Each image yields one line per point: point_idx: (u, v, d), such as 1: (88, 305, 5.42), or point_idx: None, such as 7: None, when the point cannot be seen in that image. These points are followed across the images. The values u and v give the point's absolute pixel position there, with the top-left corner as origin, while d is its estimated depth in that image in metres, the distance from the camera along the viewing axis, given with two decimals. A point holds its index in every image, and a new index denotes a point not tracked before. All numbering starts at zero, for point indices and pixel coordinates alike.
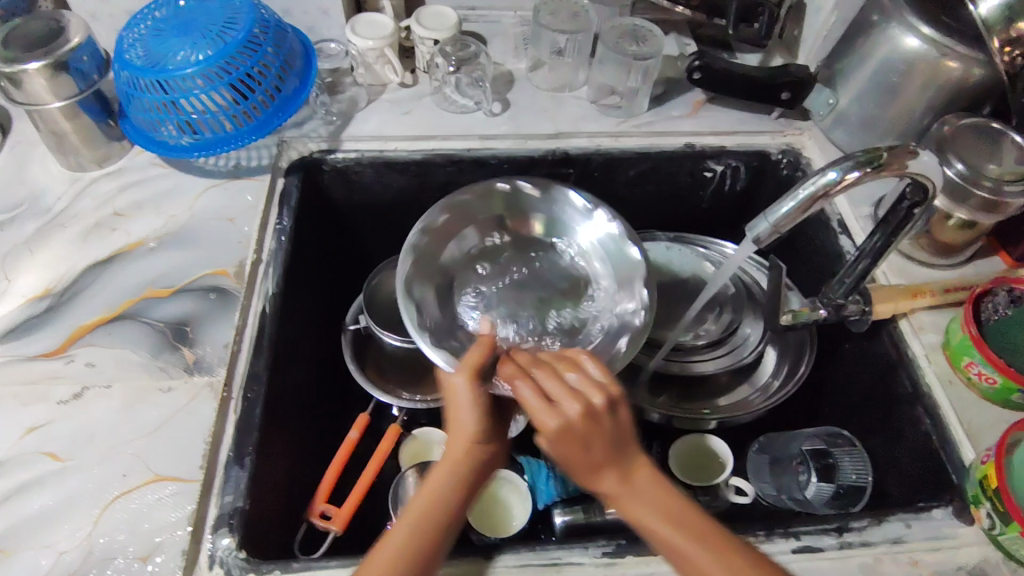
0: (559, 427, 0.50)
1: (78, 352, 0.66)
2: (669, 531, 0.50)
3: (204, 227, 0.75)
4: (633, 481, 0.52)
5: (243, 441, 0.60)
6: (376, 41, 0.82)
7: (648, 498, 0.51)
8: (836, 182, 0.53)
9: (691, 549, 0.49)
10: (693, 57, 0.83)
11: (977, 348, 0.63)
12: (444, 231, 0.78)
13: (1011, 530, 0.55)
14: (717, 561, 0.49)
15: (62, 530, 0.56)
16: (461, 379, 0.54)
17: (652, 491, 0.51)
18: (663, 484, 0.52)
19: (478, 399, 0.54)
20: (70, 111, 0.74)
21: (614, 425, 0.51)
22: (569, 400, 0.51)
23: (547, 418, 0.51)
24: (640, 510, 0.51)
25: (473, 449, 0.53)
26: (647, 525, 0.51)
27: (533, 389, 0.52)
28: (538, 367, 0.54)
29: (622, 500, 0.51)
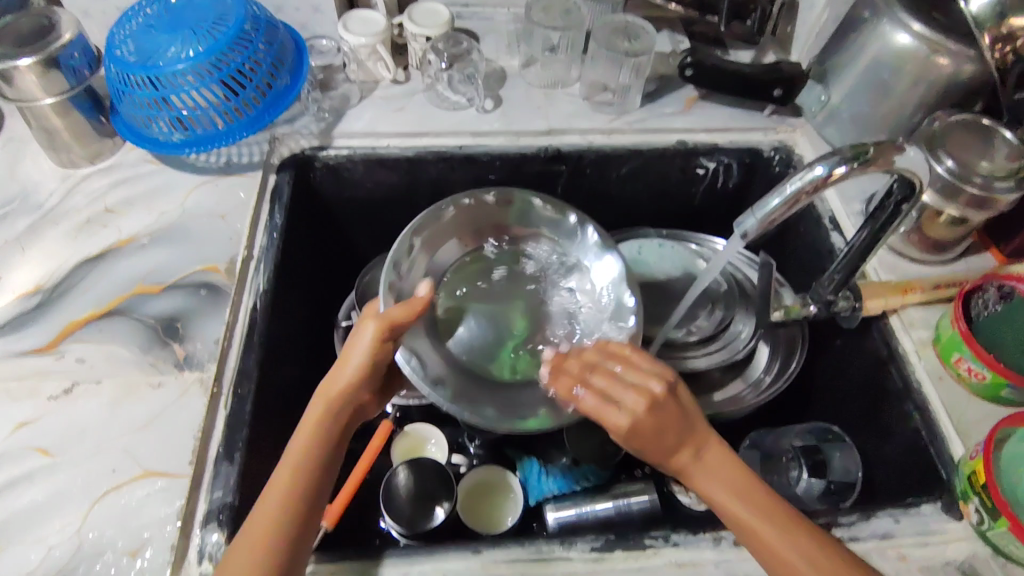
0: (623, 419, 0.55)
1: (69, 348, 0.66)
2: (749, 513, 0.53)
3: (196, 223, 0.75)
4: (708, 465, 0.56)
5: (233, 437, 0.59)
6: (369, 38, 0.82)
7: (728, 481, 0.55)
8: (823, 177, 0.54)
9: (766, 531, 0.52)
10: (685, 54, 0.83)
11: (967, 344, 0.63)
12: (439, 233, 0.76)
13: (999, 525, 0.55)
14: (793, 545, 0.51)
15: (51, 525, 0.56)
16: (371, 326, 0.59)
17: (724, 473, 0.55)
18: (737, 468, 0.56)
19: (375, 347, 0.59)
20: (61, 108, 0.74)
21: (682, 415, 0.56)
22: (633, 395, 0.56)
23: (613, 411, 0.56)
24: (717, 495, 0.55)
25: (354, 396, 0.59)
26: (723, 502, 0.54)
27: (597, 389, 0.57)
28: (596, 368, 0.59)
29: (696, 479, 0.56)
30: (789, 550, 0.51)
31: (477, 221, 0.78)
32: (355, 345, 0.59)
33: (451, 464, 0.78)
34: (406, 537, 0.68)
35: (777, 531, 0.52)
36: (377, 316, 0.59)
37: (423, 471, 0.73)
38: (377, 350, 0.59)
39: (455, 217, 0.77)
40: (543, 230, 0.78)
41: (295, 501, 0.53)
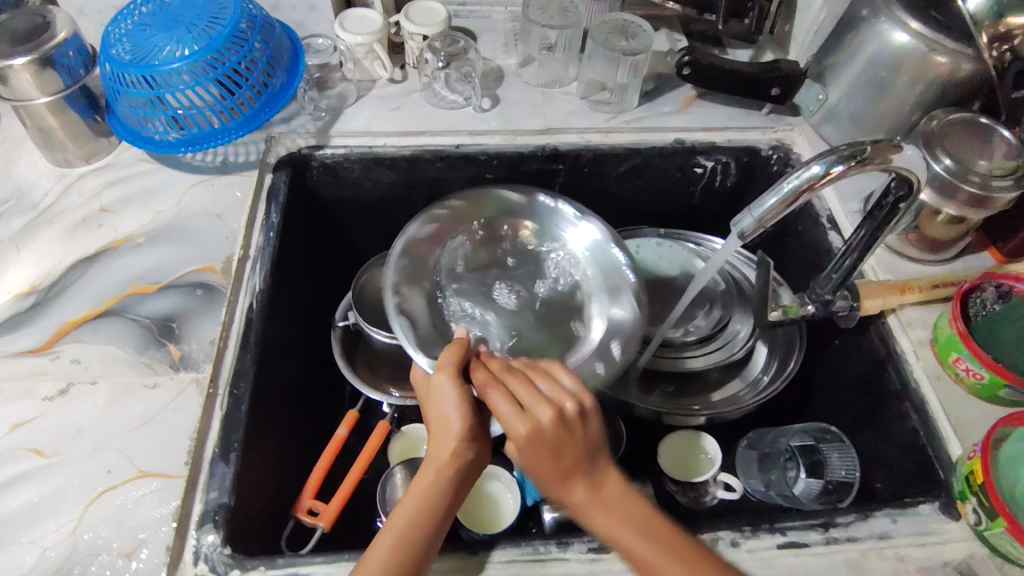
0: (530, 445, 0.52)
1: (64, 349, 0.66)
2: (652, 552, 0.50)
3: (192, 222, 0.75)
4: (607, 499, 0.53)
5: (228, 438, 0.60)
6: (366, 37, 0.82)
7: (627, 513, 0.52)
8: (820, 175, 0.53)
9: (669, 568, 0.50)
10: (682, 53, 0.83)
11: (965, 344, 0.63)
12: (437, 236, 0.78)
13: (997, 525, 0.55)
14: None
15: (46, 526, 0.55)
16: (447, 381, 0.56)
17: (623, 504, 0.52)
18: (634, 498, 0.53)
19: (463, 396, 0.55)
20: (56, 107, 0.74)
21: (585, 443, 0.53)
22: (534, 419, 0.52)
23: (523, 431, 0.51)
24: (619, 528, 0.51)
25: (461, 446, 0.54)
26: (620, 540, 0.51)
27: (508, 398, 0.53)
28: (509, 378, 0.55)
29: (591, 512, 0.52)
30: None
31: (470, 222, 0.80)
32: (443, 398, 0.56)
33: None
34: None
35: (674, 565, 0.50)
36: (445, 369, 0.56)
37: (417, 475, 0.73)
38: (466, 399, 0.55)
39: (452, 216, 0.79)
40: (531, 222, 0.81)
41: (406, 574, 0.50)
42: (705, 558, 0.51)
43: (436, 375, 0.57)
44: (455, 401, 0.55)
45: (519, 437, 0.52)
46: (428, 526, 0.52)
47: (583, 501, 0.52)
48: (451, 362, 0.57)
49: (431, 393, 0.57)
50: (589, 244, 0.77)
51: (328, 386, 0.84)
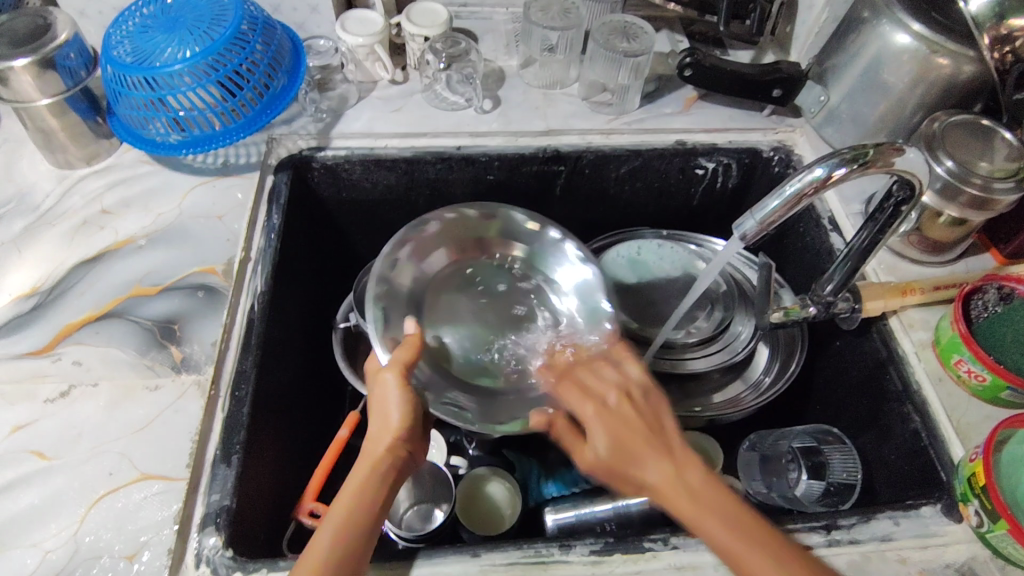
0: (615, 437, 0.55)
1: (64, 351, 0.66)
2: (731, 536, 0.50)
3: (193, 224, 0.75)
4: (688, 481, 0.53)
5: (230, 440, 0.59)
6: (367, 38, 0.82)
7: (711, 497, 0.52)
8: (822, 178, 0.53)
9: (756, 553, 0.49)
10: (684, 54, 0.83)
11: (967, 345, 0.63)
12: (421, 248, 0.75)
13: (1000, 527, 0.55)
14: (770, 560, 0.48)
15: (48, 529, 0.55)
16: (391, 376, 0.60)
17: (705, 488, 0.53)
18: (718, 485, 0.53)
19: (405, 395, 0.60)
20: (57, 109, 0.74)
21: (664, 437, 0.56)
22: (601, 421, 0.57)
23: (602, 425, 0.56)
24: (699, 511, 0.51)
25: (397, 442, 0.58)
26: (694, 520, 0.51)
27: (579, 390, 0.61)
28: (580, 369, 0.64)
29: (672, 497, 0.52)
30: (766, 560, 0.48)
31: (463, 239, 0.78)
32: (385, 400, 0.60)
33: (451, 466, 0.79)
34: (405, 539, 0.67)
35: (760, 553, 0.49)
36: (391, 365, 0.61)
37: (420, 481, 0.74)
38: (405, 394, 0.60)
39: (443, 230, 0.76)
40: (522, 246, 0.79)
41: (344, 549, 0.51)
42: (783, 543, 0.50)
43: (380, 372, 0.61)
44: (399, 396, 0.59)
45: (601, 439, 0.56)
46: (370, 506, 0.54)
47: (664, 486, 0.53)
48: (401, 358, 0.61)
49: (377, 388, 0.61)
50: (579, 288, 0.75)
51: (329, 387, 0.84)
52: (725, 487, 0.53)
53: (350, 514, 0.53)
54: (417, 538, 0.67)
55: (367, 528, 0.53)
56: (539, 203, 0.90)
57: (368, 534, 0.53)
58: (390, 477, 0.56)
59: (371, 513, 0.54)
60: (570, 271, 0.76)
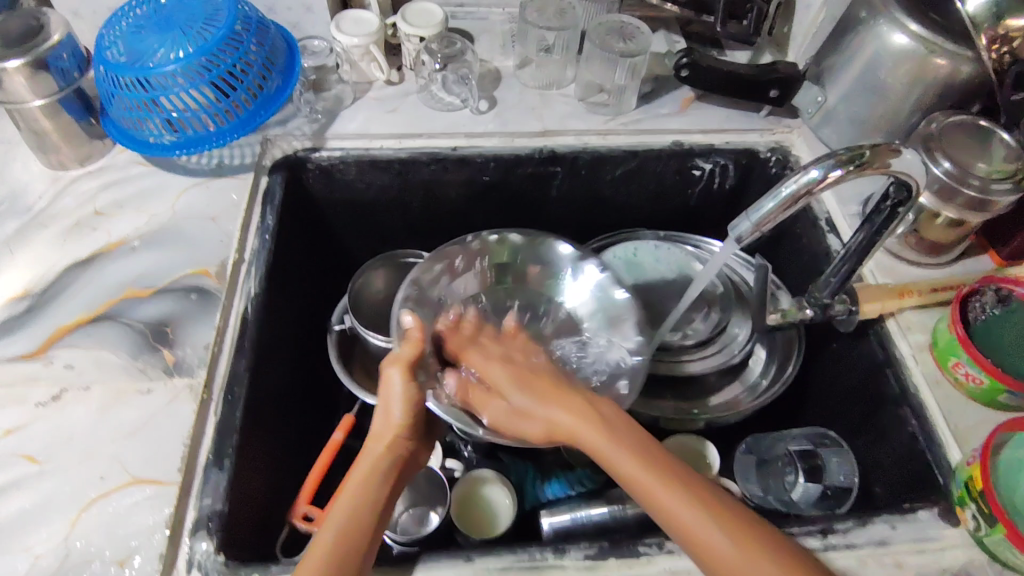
0: (525, 389, 0.64)
1: (57, 354, 0.65)
2: (632, 463, 0.54)
3: (186, 226, 0.74)
4: (598, 415, 0.58)
5: (223, 443, 0.59)
6: (362, 38, 0.81)
7: (619, 431, 0.57)
8: (817, 180, 0.53)
9: (652, 476, 0.53)
10: (680, 54, 0.83)
11: (964, 348, 0.62)
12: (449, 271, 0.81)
13: (997, 531, 0.55)
14: (659, 482, 0.52)
15: (39, 534, 0.55)
16: (396, 371, 0.63)
17: (613, 424, 0.57)
18: (627, 422, 0.58)
19: (409, 393, 0.62)
20: (49, 110, 0.73)
21: (573, 390, 0.63)
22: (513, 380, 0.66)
23: (497, 376, 0.67)
24: (604, 442, 0.56)
25: (399, 439, 0.60)
26: (598, 450, 0.56)
27: (485, 356, 0.70)
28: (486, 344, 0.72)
29: (580, 431, 0.58)
30: (655, 481, 0.52)
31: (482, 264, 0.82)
32: (389, 399, 0.62)
33: (445, 469, 0.78)
34: (399, 543, 0.67)
35: (657, 477, 0.53)
36: (394, 361, 0.63)
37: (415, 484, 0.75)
38: (410, 390, 0.62)
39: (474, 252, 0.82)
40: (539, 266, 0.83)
41: (353, 538, 0.51)
42: (685, 472, 0.53)
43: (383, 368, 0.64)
44: (404, 391, 0.62)
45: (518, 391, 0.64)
46: (375, 498, 0.55)
47: (572, 422, 0.58)
48: (407, 355, 0.64)
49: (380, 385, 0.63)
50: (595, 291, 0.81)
51: (324, 390, 0.84)
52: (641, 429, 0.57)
53: (357, 505, 0.54)
54: (410, 541, 0.67)
55: (374, 517, 0.54)
56: (536, 204, 0.89)
57: (374, 525, 0.53)
58: (392, 472, 0.58)
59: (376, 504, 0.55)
60: (577, 286, 0.82)
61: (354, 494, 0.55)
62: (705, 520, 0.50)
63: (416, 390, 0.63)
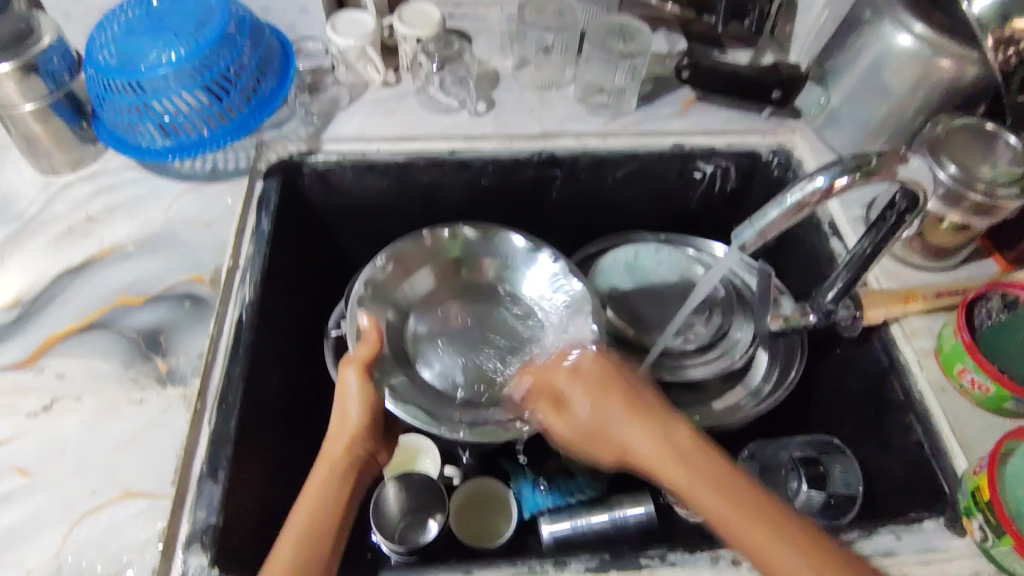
0: (602, 400, 0.58)
1: (48, 364, 0.64)
2: (720, 503, 0.50)
3: (179, 232, 0.73)
4: (674, 443, 0.54)
5: (217, 454, 0.58)
6: (357, 40, 0.80)
7: (699, 463, 0.52)
8: (824, 188, 0.52)
9: (748, 525, 0.49)
10: (681, 55, 0.82)
11: (970, 355, 0.61)
12: (405, 268, 0.77)
13: (1005, 543, 0.54)
14: (755, 523, 0.49)
15: (29, 549, 0.54)
16: (352, 372, 0.62)
17: (685, 451, 0.53)
18: (704, 450, 0.53)
19: (367, 393, 0.62)
20: (40, 114, 0.72)
21: (659, 404, 0.57)
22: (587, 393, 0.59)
23: (580, 397, 0.59)
24: (689, 480, 0.52)
25: (354, 440, 0.60)
26: (681, 483, 0.52)
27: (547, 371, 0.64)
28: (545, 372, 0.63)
29: (660, 467, 0.53)
30: (748, 521, 0.49)
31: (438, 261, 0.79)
32: (344, 398, 0.62)
33: (445, 476, 0.77)
34: (401, 552, 0.66)
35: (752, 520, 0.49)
36: (353, 362, 0.63)
37: (411, 492, 0.72)
38: (367, 389, 0.62)
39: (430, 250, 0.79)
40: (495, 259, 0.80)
41: (311, 542, 0.52)
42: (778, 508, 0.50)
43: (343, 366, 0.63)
44: (360, 391, 0.62)
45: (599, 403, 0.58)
46: (331, 501, 0.56)
47: (652, 453, 0.54)
48: (363, 355, 0.63)
49: (339, 384, 0.63)
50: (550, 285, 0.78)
51: (320, 396, 0.83)
52: (715, 453, 0.53)
53: (316, 511, 0.55)
54: (412, 551, 0.65)
55: (332, 522, 0.55)
56: (535, 207, 0.88)
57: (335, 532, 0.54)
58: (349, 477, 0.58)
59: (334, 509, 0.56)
60: (534, 279, 0.79)
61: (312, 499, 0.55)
62: (799, 562, 0.47)
63: (371, 388, 0.62)
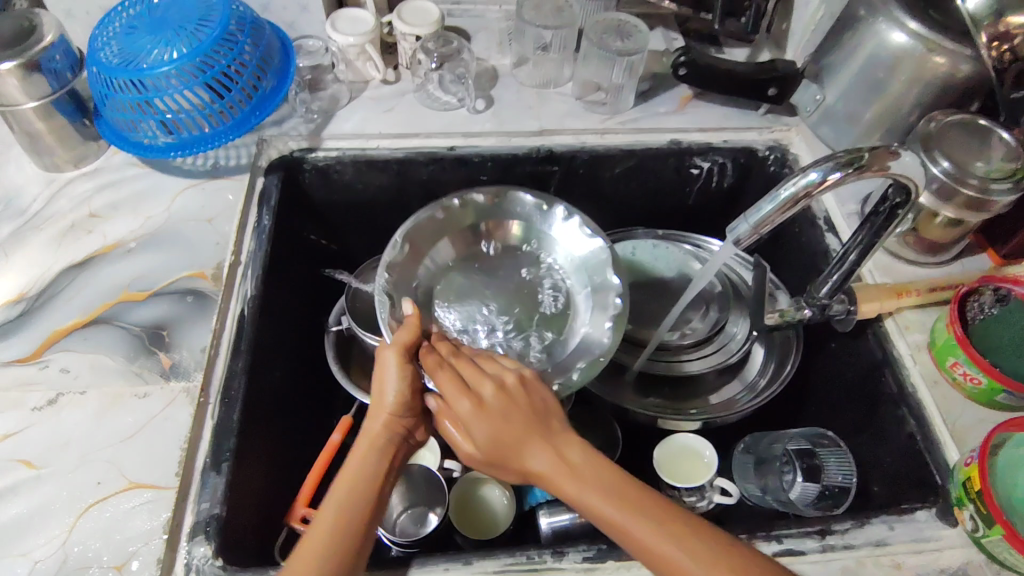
0: (501, 427, 0.54)
1: (53, 357, 0.65)
2: (614, 509, 0.49)
3: (182, 227, 0.74)
4: (566, 456, 0.52)
5: (220, 448, 0.59)
6: (357, 38, 0.81)
7: (587, 473, 0.51)
8: (817, 183, 0.53)
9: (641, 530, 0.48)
10: (679, 52, 0.82)
11: (962, 348, 0.62)
12: (417, 247, 0.74)
13: (994, 533, 0.55)
14: (650, 529, 0.48)
15: (36, 539, 0.55)
16: (393, 354, 0.58)
17: (579, 467, 0.52)
18: (598, 461, 0.52)
19: (408, 377, 0.58)
20: (44, 112, 0.73)
21: (546, 426, 0.54)
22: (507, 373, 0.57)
23: (480, 416, 0.54)
24: (579, 490, 0.51)
25: (392, 421, 0.58)
26: (572, 494, 0.51)
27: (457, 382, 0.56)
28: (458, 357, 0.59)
29: (558, 483, 0.52)
30: (635, 522, 0.48)
31: (455, 230, 0.77)
32: (385, 375, 0.58)
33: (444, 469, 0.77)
34: (400, 545, 0.69)
35: (644, 520, 0.48)
36: (393, 345, 0.58)
37: (412, 483, 0.73)
38: (406, 381, 0.58)
39: (444, 221, 0.76)
40: (519, 222, 0.78)
41: (346, 542, 0.51)
42: (671, 511, 0.49)
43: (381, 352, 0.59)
44: (398, 379, 0.58)
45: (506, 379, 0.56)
46: (368, 482, 0.54)
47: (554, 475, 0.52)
48: (405, 339, 0.58)
49: (377, 370, 0.59)
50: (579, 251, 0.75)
51: (320, 391, 0.83)
52: (604, 460, 0.52)
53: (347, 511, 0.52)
54: (410, 543, 0.68)
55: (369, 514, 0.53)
56: None
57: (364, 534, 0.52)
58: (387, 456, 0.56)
59: (371, 489, 0.54)
60: (567, 232, 0.76)
61: (349, 481, 0.54)
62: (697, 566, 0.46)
63: (414, 374, 0.58)
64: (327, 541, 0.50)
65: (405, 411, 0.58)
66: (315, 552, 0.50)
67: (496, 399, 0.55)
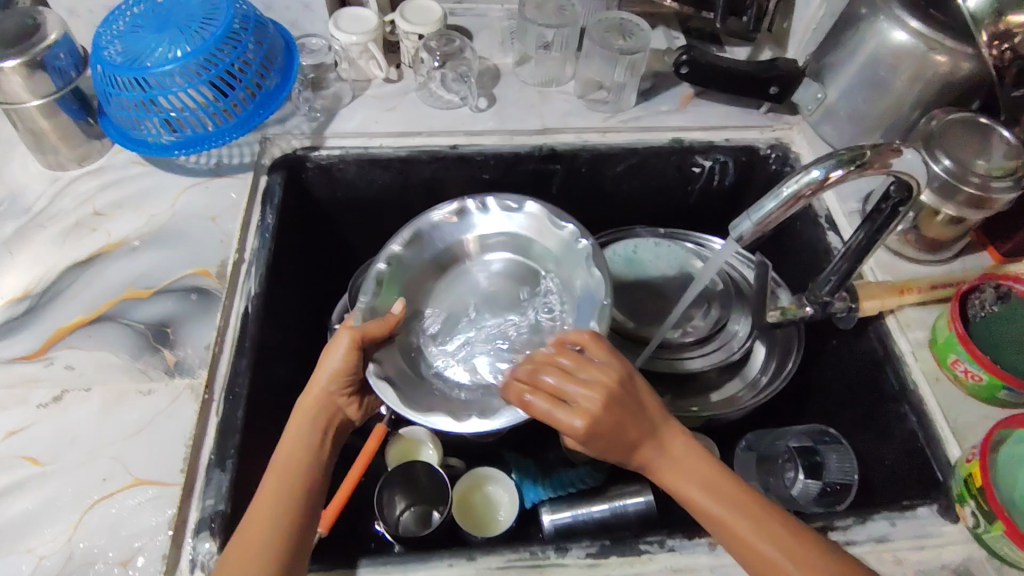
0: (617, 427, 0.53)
1: (57, 355, 0.65)
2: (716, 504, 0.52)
3: (186, 225, 0.74)
4: (671, 449, 0.55)
5: (225, 444, 0.59)
6: (360, 36, 0.81)
7: (692, 469, 0.54)
8: (819, 180, 0.53)
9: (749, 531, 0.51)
10: (680, 51, 0.83)
11: (963, 345, 0.62)
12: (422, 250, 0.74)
13: (996, 528, 0.55)
14: (749, 525, 0.51)
15: (42, 535, 0.55)
16: (346, 337, 0.61)
17: (688, 464, 0.55)
18: (701, 458, 0.55)
19: (351, 361, 0.61)
20: (48, 110, 0.73)
21: (656, 422, 0.56)
22: (607, 376, 0.55)
23: (595, 424, 0.53)
24: (688, 484, 0.54)
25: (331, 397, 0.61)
26: (680, 486, 0.54)
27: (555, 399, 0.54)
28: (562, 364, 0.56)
29: (667, 475, 0.55)
30: (738, 517, 0.51)
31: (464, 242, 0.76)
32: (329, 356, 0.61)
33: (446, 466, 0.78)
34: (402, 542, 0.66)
35: (748, 522, 0.51)
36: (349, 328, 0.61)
37: (414, 478, 0.73)
38: (349, 363, 0.60)
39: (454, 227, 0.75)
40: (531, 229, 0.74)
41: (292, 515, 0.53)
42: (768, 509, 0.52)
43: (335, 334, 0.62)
44: (341, 362, 0.60)
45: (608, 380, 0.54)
46: (306, 447, 0.58)
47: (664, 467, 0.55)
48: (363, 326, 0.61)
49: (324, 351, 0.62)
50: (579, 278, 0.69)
51: None
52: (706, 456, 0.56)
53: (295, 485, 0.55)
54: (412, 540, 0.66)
55: (310, 486, 0.56)
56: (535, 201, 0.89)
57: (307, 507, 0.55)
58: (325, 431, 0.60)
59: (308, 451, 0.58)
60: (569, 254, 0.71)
61: (292, 446, 0.58)
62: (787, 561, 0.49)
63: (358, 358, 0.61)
64: (277, 513, 0.53)
65: (340, 386, 0.61)
66: (266, 505, 0.53)
67: (601, 409, 0.53)
